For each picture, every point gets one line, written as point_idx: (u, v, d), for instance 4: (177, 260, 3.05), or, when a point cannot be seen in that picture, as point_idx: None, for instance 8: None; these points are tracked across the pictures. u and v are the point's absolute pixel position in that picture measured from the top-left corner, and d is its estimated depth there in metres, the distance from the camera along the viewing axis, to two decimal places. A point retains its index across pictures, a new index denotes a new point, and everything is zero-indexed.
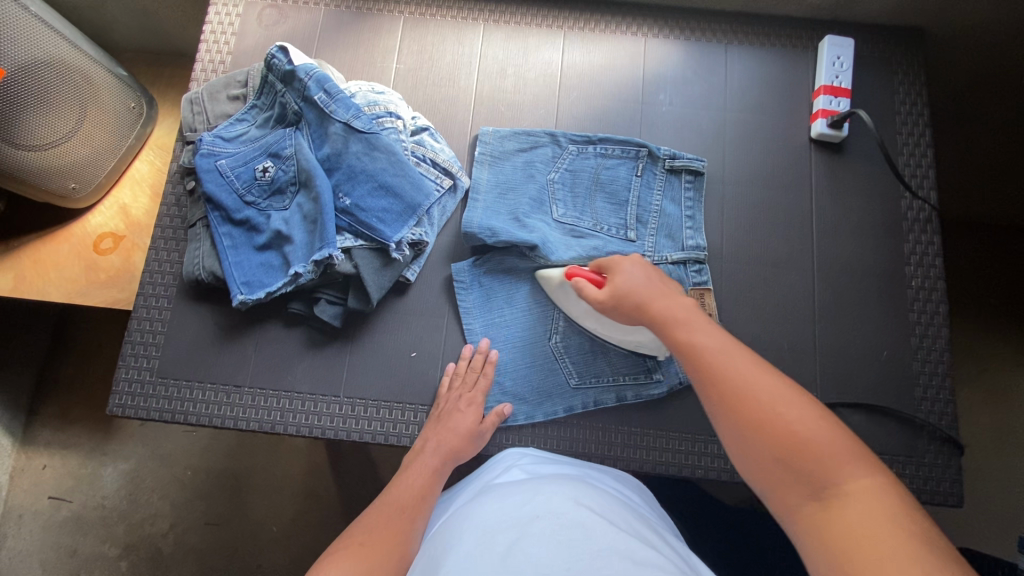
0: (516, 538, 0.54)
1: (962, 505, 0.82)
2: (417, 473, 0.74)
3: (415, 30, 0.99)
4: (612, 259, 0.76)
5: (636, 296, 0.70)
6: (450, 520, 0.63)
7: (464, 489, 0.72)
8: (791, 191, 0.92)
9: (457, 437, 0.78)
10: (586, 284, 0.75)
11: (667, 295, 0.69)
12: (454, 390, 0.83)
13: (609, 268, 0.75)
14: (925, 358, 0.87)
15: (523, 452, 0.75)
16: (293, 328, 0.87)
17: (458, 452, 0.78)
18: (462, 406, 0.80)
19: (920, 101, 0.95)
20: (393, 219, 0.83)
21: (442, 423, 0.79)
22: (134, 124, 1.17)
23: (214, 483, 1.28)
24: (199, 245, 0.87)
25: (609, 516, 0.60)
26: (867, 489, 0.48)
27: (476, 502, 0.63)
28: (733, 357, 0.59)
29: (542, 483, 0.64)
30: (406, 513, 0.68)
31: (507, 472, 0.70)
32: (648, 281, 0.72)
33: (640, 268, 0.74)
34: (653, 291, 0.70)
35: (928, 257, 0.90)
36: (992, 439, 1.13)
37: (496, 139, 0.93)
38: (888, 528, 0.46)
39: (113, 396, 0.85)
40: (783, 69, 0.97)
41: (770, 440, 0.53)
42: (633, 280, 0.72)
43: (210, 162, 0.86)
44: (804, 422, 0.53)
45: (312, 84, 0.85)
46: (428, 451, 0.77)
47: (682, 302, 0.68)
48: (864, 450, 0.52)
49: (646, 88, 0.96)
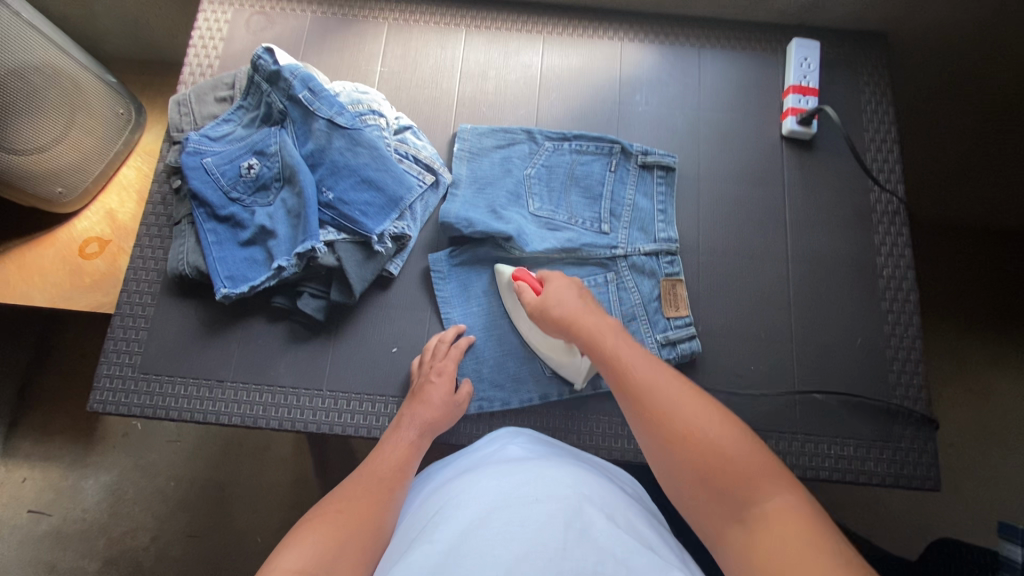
0: (512, 521, 0.53)
1: (939, 489, 0.83)
2: (395, 446, 0.75)
3: (399, 35, 1.02)
4: (552, 273, 0.82)
5: (564, 316, 0.74)
6: (440, 495, 0.63)
7: (453, 464, 0.72)
8: (764, 186, 0.95)
9: (432, 408, 0.79)
10: (525, 288, 0.81)
11: (595, 316, 0.72)
12: (424, 365, 0.84)
13: (547, 281, 0.80)
14: (898, 346, 0.89)
15: (513, 430, 0.77)
16: (277, 323, 0.88)
17: (436, 423, 0.79)
18: (434, 378, 0.81)
19: (884, 100, 0.99)
20: (375, 212, 0.85)
21: (417, 396, 0.80)
22: (123, 130, 1.18)
23: (197, 492, 1.27)
24: (184, 241, 0.88)
25: (604, 505, 0.59)
26: (784, 509, 0.49)
27: (470, 478, 0.64)
28: (653, 373, 0.61)
29: (539, 463, 0.64)
30: (384, 484, 0.68)
31: (501, 450, 0.71)
32: (578, 303, 0.75)
33: (574, 288, 0.78)
34: (581, 312, 0.74)
35: (898, 247, 0.93)
36: (970, 432, 1.16)
37: (474, 135, 0.96)
38: (805, 552, 0.46)
39: (93, 392, 0.84)
40: (754, 71, 1.01)
41: (690, 458, 0.53)
42: (562, 299, 0.76)
43: (196, 160, 0.88)
44: (723, 438, 0.54)
45: (297, 84, 0.87)
46: (405, 424, 0.78)
47: (608, 322, 0.71)
48: (785, 470, 0.52)
49: (623, 89, 1.00)
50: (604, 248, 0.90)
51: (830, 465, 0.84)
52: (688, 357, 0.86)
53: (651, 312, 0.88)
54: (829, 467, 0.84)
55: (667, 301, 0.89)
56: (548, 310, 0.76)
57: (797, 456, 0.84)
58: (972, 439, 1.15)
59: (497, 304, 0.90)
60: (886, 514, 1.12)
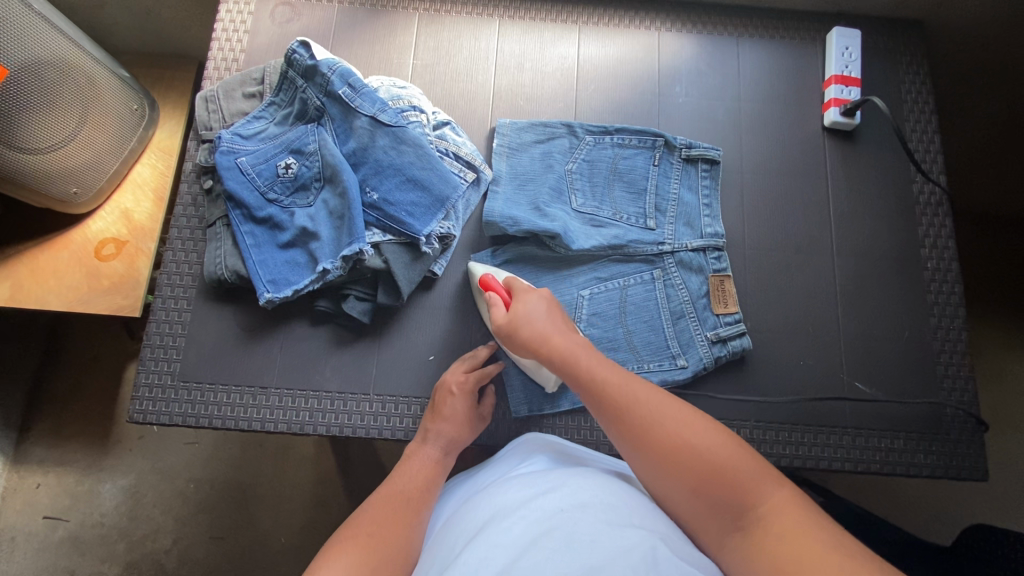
0: (536, 532, 0.53)
1: (987, 479, 0.84)
2: (419, 464, 0.74)
3: (430, 26, 0.99)
4: (523, 285, 0.77)
5: (532, 337, 0.71)
6: (469, 504, 0.64)
7: (479, 476, 0.72)
8: (807, 178, 0.94)
9: (455, 424, 0.77)
10: (496, 302, 0.76)
11: (565, 335, 0.70)
12: (447, 378, 0.81)
13: (515, 295, 0.76)
14: (944, 337, 0.89)
15: (539, 438, 0.75)
16: (319, 327, 0.86)
17: (456, 439, 0.77)
18: (454, 391, 0.79)
19: (925, 90, 0.98)
20: (422, 212, 0.83)
21: (440, 411, 0.78)
22: (137, 126, 1.13)
23: (219, 495, 1.25)
24: (220, 244, 0.85)
25: (633, 509, 0.57)
26: (776, 502, 0.52)
27: (496, 486, 0.64)
28: (632, 391, 0.62)
29: (566, 472, 0.64)
30: (412, 504, 0.67)
31: (529, 460, 0.70)
32: (546, 320, 0.72)
33: (545, 302, 0.75)
34: (551, 329, 0.71)
35: (942, 239, 0.92)
36: (993, 418, 1.18)
37: (513, 130, 0.93)
38: (820, 550, 0.47)
39: (133, 401, 0.82)
40: (793, 60, 0.99)
41: (683, 470, 0.56)
42: (534, 316, 0.73)
43: (230, 159, 0.85)
44: (711, 447, 0.56)
45: (335, 79, 0.84)
46: (429, 440, 0.76)
47: (579, 341, 0.70)
48: (771, 469, 0.55)
49: (662, 80, 0.98)
50: (651, 244, 0.89)
51: (880, 458, 0.84)
52: (738, 353, 0.85)
53: (700, 308, 0.87)
54: (879, 461, 0.84)
55: (715, 297, 0.88)
56: (520, 326, 0.72)
57: (848, 450, 0.84)
58: (995, 424, 1.17)
59: None
60: (906, 498, 1.14)
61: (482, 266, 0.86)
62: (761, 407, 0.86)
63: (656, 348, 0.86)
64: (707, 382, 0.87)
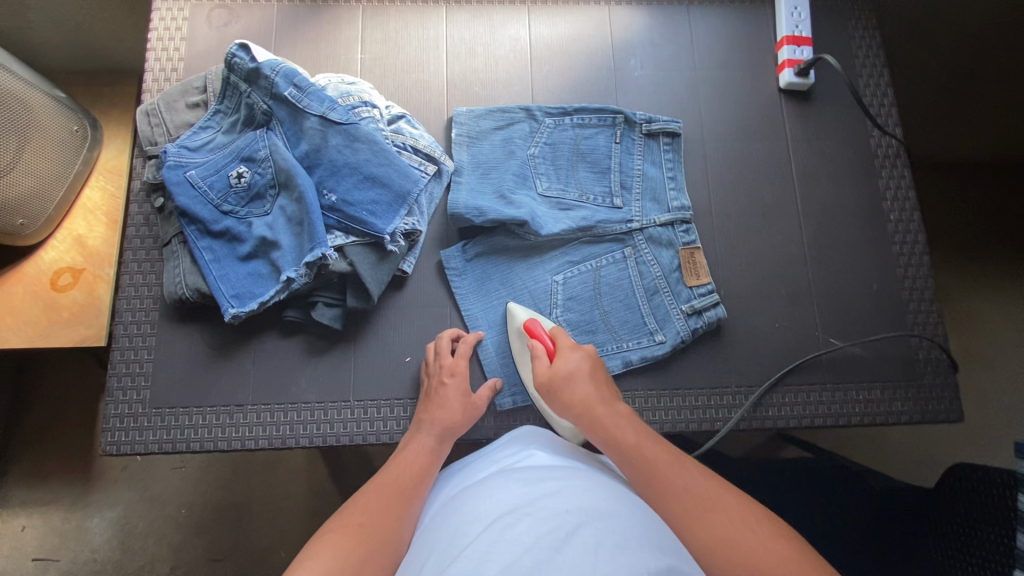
0: (542, 530, 0.51)
1: (963, 419, 0.86)
2: (414, 453, 0.72)
3: (376, 19, 0.96)
4: (568, 338, 0.79)
5: (575, 398, 0.73)
6: (469, 493, 0.62)
7: (475, 468, 0.71)
8: (768, 141, 0.95)
9: (449, 411, 0.77)
10: (538, 351, 0.77)
11: (608, 405, 0.72)
12: (433, 364, 0.81)
13: (559, 347, 0.78)
14: (911, 286, 0.90)
15: (535, 432, 0.75)
16: (290, 337, 0.84)
17: (453, 427, 0.76)
18: (446, 378, 0.79)
19: (875, 44, 0.98)
20: (384, 210, 0.81)
21: (433, 401, 0.78)
22: (79, 148, 1.08)
23: (212, 517, 1.22)
24: (178, 262, 0.82)
25: (634, 513, 0.57)
26: None
27: (497, 480, 0.62)
28: (681, 475, 0.63)
29: (567, 473, 0.63)
30: (403, 494, 0.66)
31: (527, 452, 0.69)
32: (591, 383, 0.74)
33: (588, 361, 0.77)
34: (595, 395, 0.73)
35: (902, 190, 0.94)
36: (966, 359, 1.22)
37: (471, 118, 0.91)
38: None
39: (105, 434, 0.80)
40: (744, 24, 0.99)
41: (743, 568, 0.54)
42: (576, 378, 0.74)
43: (179, 174, 0.81)
44: (766, 543, 0.55)
45: (280, 80, 0.81)
46: (423, 428, 0.76)
47: (625, 413, 0.72)
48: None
49: (617, 55, 0.97)
50: (619, 223, 0.88)
51: (860, 410, 0.86)
52: (714, 323, 0.86)
53: (673, 282, 0.87)
54: (860, 413, 0.86)
55: (687, 270, 0.88)
56: (565, 385, 0.74)
57: (829, 405, 0.86)
58: (968, 364, 1.21)
59: (514, 292, 0.88)
60: (891, 445, 1.18)
61: (523, 309, 0.85)
62: (741, 373, 0.86)
63: (634, 326, 0.86)
64: (687, 353, 0.87)
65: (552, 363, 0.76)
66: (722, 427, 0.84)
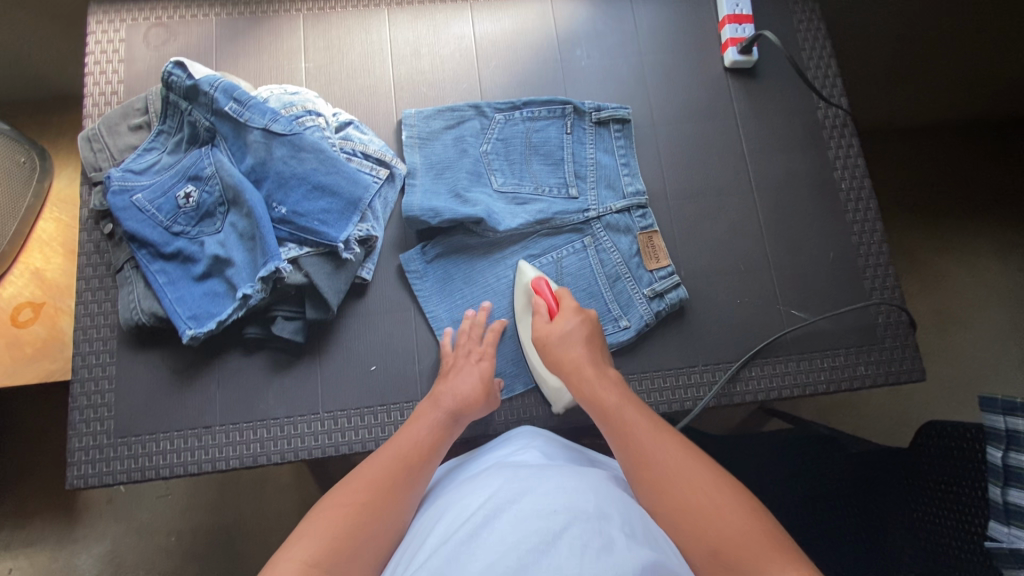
0: (532, 529, 0.50)
1: (926, 377, 0.88)
2: (423, 426, 0.70)
3: (317, 26, 0.95)
4: (572, 299, 0.80)
5: (564, 359, 0.75)
6: (463, 489, 0.61)
7: (471, 465, 0.70)
8: (717, 120, 0.95)
9: (472, 388, 0.75)
10: (539, 310, 0.80)
11: (595, 367, 0.73)
12: (460, 347, 0.81)
13: (561, 308, 0.79)
14: (867, 252, 0.92)
15: (535, 431, 0.75)
16: (254, 354, 0.83)
17: (472, 405, 0.74)
18: (473, 360, 0.79)
19: (814, 17, 1.00)
20: (335, 218, 0.80)
21: (451, 379, 0.76)
22: (28, 180, 1.03)
23: (201, 543, 1.20)
24: (132, 288, 0.81)
25: (627, 512, 0.55)
26: None
27: (492, 476, 0.61)
28: (655, 437, 0.63)
29: (563, 470, 0.61)
30: (408, 473, 0.63)
31: (523, 450, 0.68)
32: (582, 345, 0.75)
33: (584, 324, 0.78)
34: (584, 356, 0.74)
35: (851, 158, 0.95)
36: (935, 318, 1.24)
37: (420, 120, 0.91)
38: None
39: (70, 468, 0.78)
40: (686, 6, 1.00)
41: (695, 528, 0.54)
42: (569, 338, 0.76)
43: (125, 199, 0.80)
44: (725, 509, 0.55)
45: (219, 96, 0.80)
46: (443, 402, 0.73)
47: (614, 377, 0.73)
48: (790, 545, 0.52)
49: (563, 46, 0.97)
50: (576, 213, 0.89)
51: (826, 378, 0.87)
52: (677, 304, 0.87)
53: (634, 267, 0.88)
54: (825, 381, 0.87)
55: (647, 254, 0.89)
56: (557, 341, 0.76)
57: (795, 375, 0.87)
58: (937, 324, 1.23)
59: (477, 290, 0.88)
60: (869, 409, 1.20)
61: (533, 269, 0.86)
62: (710, 350, 0.87)
63: (599, 314, 0.87)
64: (654, 336, 0.88)
65: (549, 322, 0.78)
66: (692, 406, 0.85)
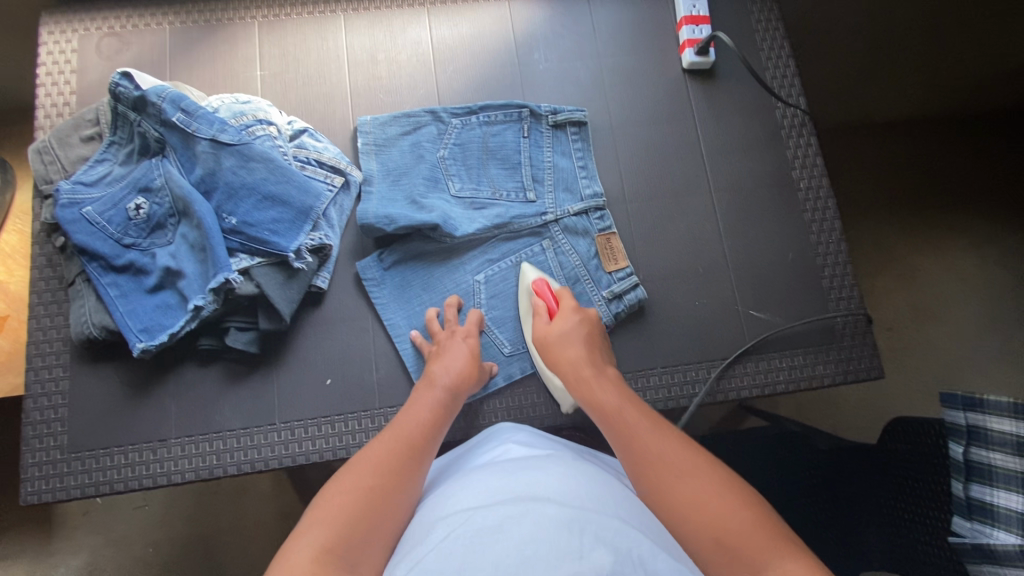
0: (523, 512, 0.48)
1: (883, 375, 0.88)
2: (422, 408, 0.69)
3: (272, 34, 0.94)
4: (572, 300, 0.82)
5: (564, 358, 0.76)
6: (453, 485, 0.59)
7: (456, 467, 0.68)
8: (677, 122, 0.96)
9: (462, 363, 0.77)
10: (540, 310, 0.81)
11: (592, 369, 0.74)
12: (443, 332, 0.82)
13: (561, 309, 0.81)
14: (825, 252, 0.92)
15: (517, 426, 0.74)
16: (209, 366, 0.82)
17: (464, 378, 0.75)
18: (459, 339, 0.80)
19: (772, 17, 1.00)
20: (286, 228, 0.80)
21: (441, 357, 0.78)
22: None
23: (177, 554, 1.19)
24: (83, 301, 0.80)
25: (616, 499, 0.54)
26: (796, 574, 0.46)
27: (479, 473, 0.59)
28: (649, 431, 0.63)
29: (552, 460, 0.61)
30: (414, 453, 0.62)
31: (506, 447, 0.67)
32: (581, 345, 0.77)
33: (585, 327, 0.79)
34: (583, 358, 0.75)
35: (810, 157, 0.95)
36: (909, 313, 1.25)
37: (376, 126, 0.91)
38: None
39: (22, 485, 0.77)
40: (644, 8, 1.00)
41: (695, 520, 0.52)
42: (569, 339, 0.77)
43: (74, 212, 0.79)
44: (720, 496, 0.54)
45: (167, 106, 0.80)
46: (437, 381, 0.74)
47: (613, 379, 0.73)
48: (786, 536, 0.50)
49: (520, 50, 0.97)
50: (534, 216, 0.89)
51: (785, 378, 0.87)
52: (635, 305, 0.87)
53: (593, 270, 0.88)
54: (785, 380, 0.87)
55: (605, 256, 0.89)
56: (557, 340, 0.77)
57: (754, 375, 0.87)
58: (911, 318, 1.24)
59: (436, 296, 0.87)
60: (845, 405, 1.20)
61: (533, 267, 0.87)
62: (671, 352, 0.87)
63: None
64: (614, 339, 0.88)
65: (549, 323, 0.79)
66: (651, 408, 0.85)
